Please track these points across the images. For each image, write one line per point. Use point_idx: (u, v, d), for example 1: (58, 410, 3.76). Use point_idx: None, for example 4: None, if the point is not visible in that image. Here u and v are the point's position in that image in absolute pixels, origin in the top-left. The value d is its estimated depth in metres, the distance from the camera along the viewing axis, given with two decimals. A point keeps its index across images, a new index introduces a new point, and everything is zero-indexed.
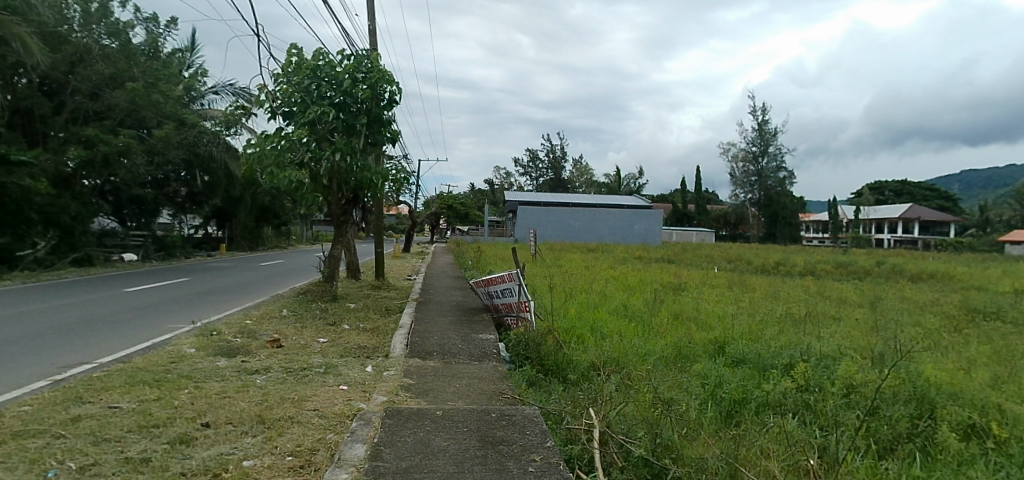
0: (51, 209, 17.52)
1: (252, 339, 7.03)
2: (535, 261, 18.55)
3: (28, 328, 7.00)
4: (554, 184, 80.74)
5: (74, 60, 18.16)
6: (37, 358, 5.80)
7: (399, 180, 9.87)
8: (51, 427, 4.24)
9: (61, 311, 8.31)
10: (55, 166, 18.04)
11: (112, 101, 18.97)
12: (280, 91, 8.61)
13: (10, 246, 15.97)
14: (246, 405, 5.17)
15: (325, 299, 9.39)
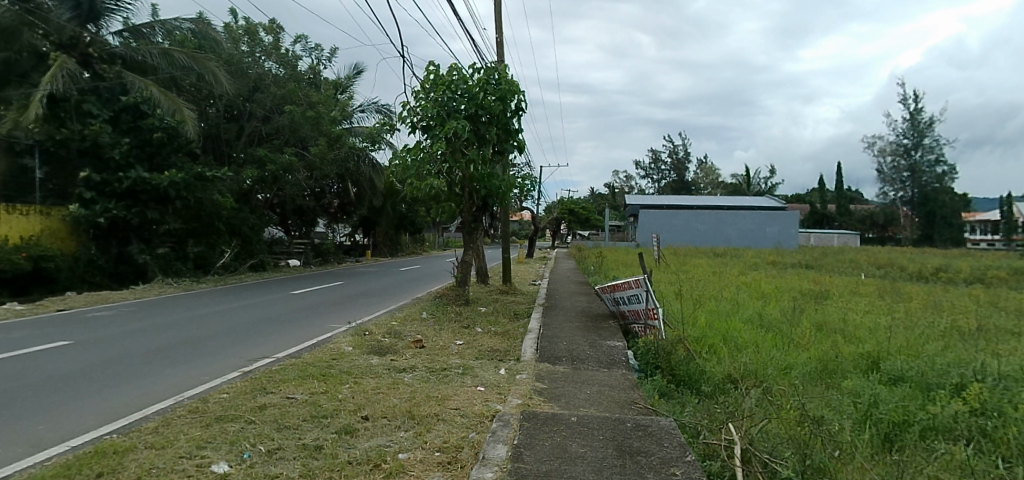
0: (236, 221, 20.00)
1: (398, 339, 7.52)
2: (660, 267, 18.01)
3: (219, 326, 8.04)
4: (678, 187, 77.98)
5: (251, 88, 20.69)
6: (230, 351, 6.65)
7: (524, 188, 10.09)
8: (244, 413, 4.82)
9: (243, 310, 9.50)
10: (238, 184, 20.28)
11: (280, 123, 21.50)
12: (420, 107, 9.15)
13: (203, 253, 18.49)
14: (398, 400, 5.53)
15: (459, 303, 9.80)
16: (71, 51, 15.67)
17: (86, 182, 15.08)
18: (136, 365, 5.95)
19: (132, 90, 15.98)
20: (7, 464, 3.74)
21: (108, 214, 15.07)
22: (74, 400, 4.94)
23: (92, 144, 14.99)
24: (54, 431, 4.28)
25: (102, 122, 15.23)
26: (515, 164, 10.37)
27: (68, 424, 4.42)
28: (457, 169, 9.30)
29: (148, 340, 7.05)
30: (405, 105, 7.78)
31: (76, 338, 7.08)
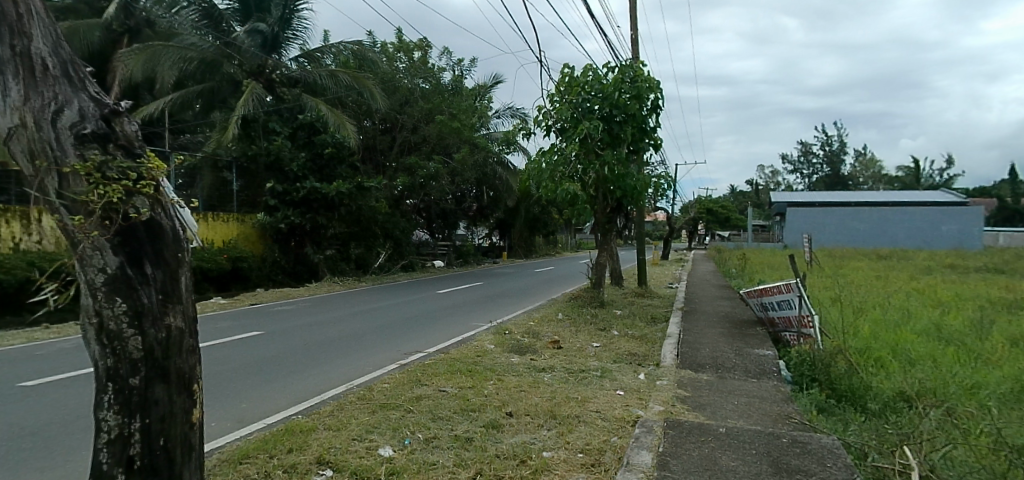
0: (390, 225, 21.32)
1: (536, 339, 7.67)
2: (810, 270, 16.43)
3: (377, 321, 8.79)
4: (832, 182, 70.76)
5: (403, 102, 22.10)
6: (388, 345, 7.22)
7: (659, 187, 9.83)
8: (403, 402, 5.19)
9: (396, 308, 10.27)
10: (390, 191, 22.09)
11: (426, 133, 22.46)
12: (555, 110, 9.25)
13: (362, 255, 20.10)
14: (540, 399, 5.62)
15: (593, 305, 9.74)
16: (258, 78, 18.14)
17: (272, 192, 17.30)
18: (313, 355, 6.68)
19: (307, 111, 17.93)
20: (220, 437, 4.38)
21: (287, 221, 17.23)
22: (267, 383, 5.67)
23: (275, 158, 17.10)
24: (253, 410, 4.93)
25: (282, 138, 17.45)
26: (650, 163, 10.13)
27: (263, 404, 5.07)
28: (591, 171, 9.28)
29: (320, 332, 7.91)
30: (541, 110, 7.94)
31: (265, 329, 8.12)
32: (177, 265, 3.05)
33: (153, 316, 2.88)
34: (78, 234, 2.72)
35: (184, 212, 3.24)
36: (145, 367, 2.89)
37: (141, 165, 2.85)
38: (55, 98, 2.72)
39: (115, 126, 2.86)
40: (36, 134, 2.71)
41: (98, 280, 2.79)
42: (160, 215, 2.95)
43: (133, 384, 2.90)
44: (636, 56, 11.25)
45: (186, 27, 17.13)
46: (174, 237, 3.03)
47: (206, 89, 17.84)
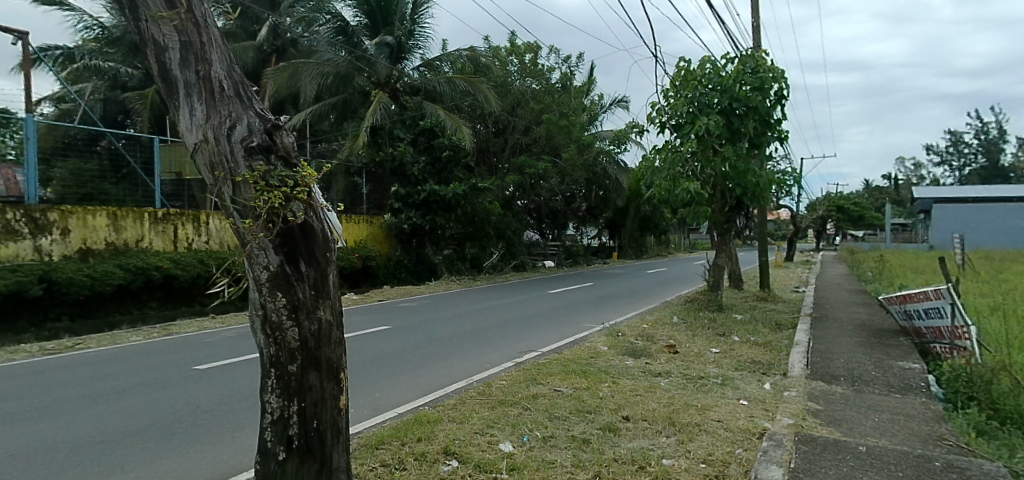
0: (501, 225, 21.76)
1: (651, 342, 7.50)
2: (973, 275, 14.50)
3: (491, 320, 9.02)
4: (989, 175, 62.26)
5: (514, 104, 22.44)
6: (503, 343, 7.37)
7: (782, 183, 9.38)
8: (521, 400, 5.28)
9: (509, 307, 10.48)
10: (501, 191, 22.64)
11: (538, 135, 22.63)
12: (670, 106, 9.02)
13: (476, 255, 20.80)
14: (657, 405, 5.46)
15: (711, 308, 9.36)
16: (384, 87, 18.76)
17: (396, 195, 18.48)
18: (434, 350, 6.99)
19: (427, 117, 18.74)
20: (359, 423, 4.72)
21: (410, 222, 18.33)
22: (394, 375, 6.01)
23: (399, 164, 18.10)
24: (385, 399, 5.26)
25: (405, 143, 18.29)
26: (773, 157, 9.61)
27: (393, 394, 5.39)
28: (709, 168, 8.98)
29: (440, 329, 8.27)
30: (656, 106, 7.75)
31: (391, 324, 8.64)
32: (326, 263, 3.31)
33: (307, 310, 3.16)
34: (247, 236, 3.02)
35: (330, 215, 3.51)
36: (301, 355, 3.17)
37: (296, 173, 3.11)
38: (228, 115, 3.05)
39: (276, 139, 3.14)
40: (213, 147, 3.04)
41: (263, 276, 3.09)
42: (312, 218, 3.22)
43: (291, 371, 3.20)
44: (759, 44, 10.67)
45: (323, 43, 18.07)
46: (324, 238, 3.30)
47: (340, 101, 19.30)
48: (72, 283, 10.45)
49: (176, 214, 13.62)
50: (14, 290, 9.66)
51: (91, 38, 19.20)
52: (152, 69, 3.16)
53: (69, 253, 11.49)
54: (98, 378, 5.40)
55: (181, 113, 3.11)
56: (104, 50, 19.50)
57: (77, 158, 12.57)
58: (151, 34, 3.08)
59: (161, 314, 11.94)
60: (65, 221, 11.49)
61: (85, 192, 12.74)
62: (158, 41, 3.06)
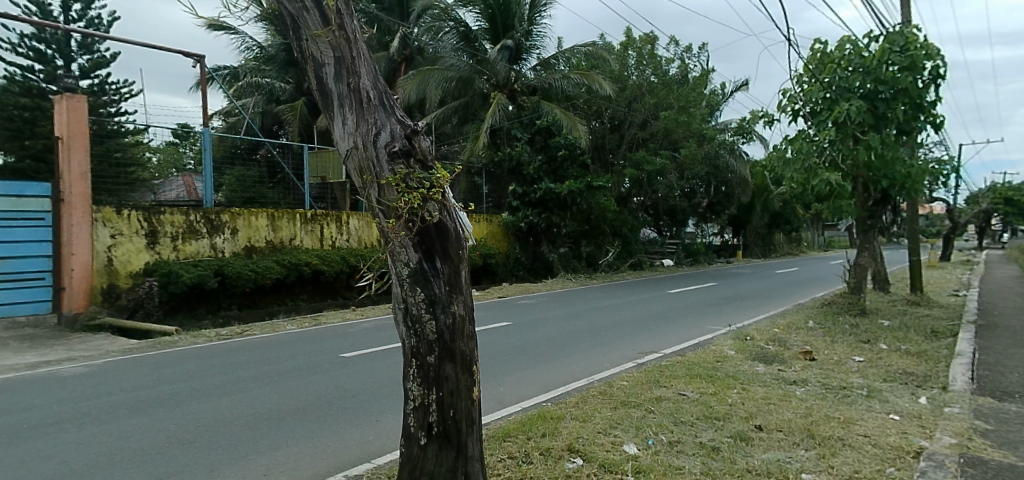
0: (618, 223, 21.31)
1: (784, 348, 7.01)
2: None
3: (611, 319, 8.93)
4: None
5: (631, 99, 21.87)
6: (623, 343, 7.24)
7: (939, 172, 8.47)
8: (644, 402, 5.14)
9: (630, 306, 10.31)
10: (618, 188, 22.24)
11: (655, 130, 21.87)
12: (803, 92, 8.54)
13: (592, 253, 20.58)
14: (792, 415, 5.05)
15: (852, 312, 8.59)
16: (503, 89, 19.56)
17: (515, 193, 19.06)
18: (554, 348, 7.03)
19: (544, 116, 18.96)
20: (487, 414, 4.88)
21: (527, 220, 18.85)
22: (518, 370, 6.14)
23: (517, 163, 18.62)
24: (510, 393, 5.38)
25: (524, 143, 18.78)
26: (927, 144, 8.71)
27: (517, 389, 5.51)
28: (850, 158, 8.31)
29: (561, 326, 8.34)
30: (788, 92, 7.28)
31: (512, 320, 8.87)
32: (458, 260, 3.42)
33: (442, 304, 3.28)
34: (390, 234, 3.21)
35: (462, 215, 3.62)
36: (438, 347, 3.30)
37: (432, 175, 3.24)
38: (374, 123, 3.24)
39: (415, 143, 3.28)
40: (361, 154, 3.25)
41: (404, 272, 3.26)
42: (446, 217, 3.34)
43: (430, 362, 3.34)
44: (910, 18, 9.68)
45: (448, 51, 19.31)
46: (457, 237, 3.41)
47: (461, 105, 19.82)
48: (241, 276, 11.82)
49: (323, 215, 14.93)
50: (196, 282, 11.11)
51: (253, 58, 21.38)
52: (311, 83, 3.44)
53: (238, 250, 13.03)
54: (260, 361, 6.03)
55: (335, 123, 3.35)
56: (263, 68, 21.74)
57: (241, 167, 13.48)
58: (310, 51, 3.35)
59: (310, 305, 13.37)
60: (234, 222, 13.02)
61: (247, 195, 13.76)
62: (316, 58, 3.33)
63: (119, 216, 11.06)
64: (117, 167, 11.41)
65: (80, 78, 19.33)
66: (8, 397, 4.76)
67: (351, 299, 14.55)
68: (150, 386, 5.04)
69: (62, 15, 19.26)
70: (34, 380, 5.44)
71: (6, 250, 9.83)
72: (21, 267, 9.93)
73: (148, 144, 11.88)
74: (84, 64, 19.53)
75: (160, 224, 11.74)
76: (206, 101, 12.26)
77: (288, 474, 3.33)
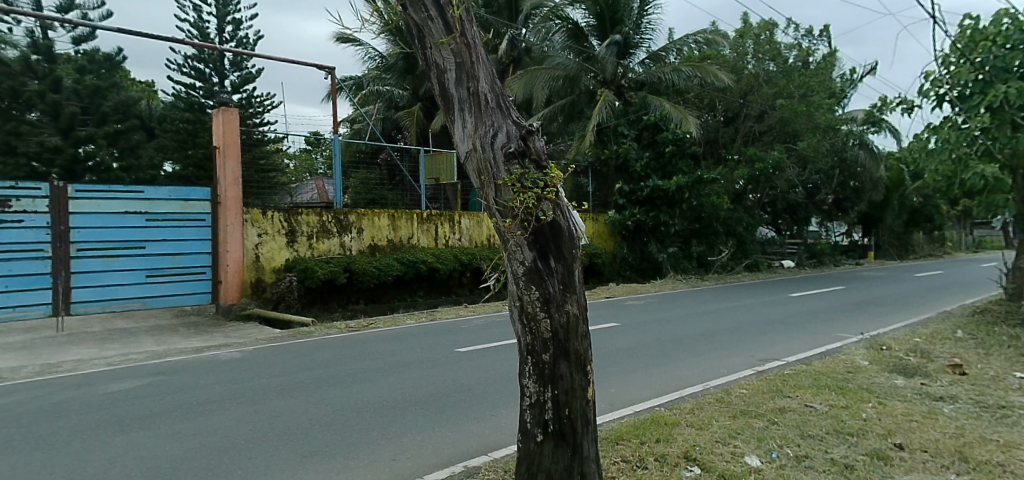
0: (731, 221, 20.32)
1: (927, 360, 6.33)
2: None
3: (728, 322, 8.55)
4: None
5: (746, 90, 20.71)
6: (741, 349, 6.90)
7: None
8: (766, 412, 4.85)
9: (748, 309, 9.81)
10: (732, 184, 21.16)
11: (773, 121, 20.55)
12: (951, 75, 7.60)
13: (704, 253, 19.78)
14: (939, 435, 4.49)
15: (1012, 322, 7.59)
16: (610, 85, 19.37)
17: (620, 192, 18.67)
18: (666, 351, 6.84)
19: (652, 112, 18.63)
20: (601, 414, 4.85)
21: (633, 219, 18.51)
22: (630, 372, 6.05)
23: (623, 161, 18.28)
24: (621, 395, 5.32)
25: (630, 140, 18.44)
26: None
27: (628, 391, 5.42)
28: (1010, 147, 7.39)
29: (675, 328, 8.10)
30: (932, 76, 6.60)
31: (620, 321, 8.76)
32: (572, 259, 3.37)
33: (556, 302, 3.24)
34: (507, 234, 3.23)
35: (576, 214, 3.55)
36: (553, 346, 3.28)
37: (546, 175, 3.20)
38: (492, 126, 3.26)
39: (529, 144, 3.26)
40: (481, 156, 3.29)
41: (520, 270, 3.26)
42: (560, 216, 3.30)
43: (545, 360, 3.33)
44: None
45: (557, 50, 19.55)
46: (570, 236, 3.35)
47: (567, 103, 19.93)
48: (367, 272, 12.64)
49: (437, 215, 15.60)
50: (328, 278, 12.04)
51: (374, 67, 22.66)
52: (434, 89, 3.52)
53: (363, 248, 13.93)
54: (382, 353, 6.41)
55: (456, 126, 3.41)
56: (383, 77, 23.01)
57: (365, 170, 14.19)
58: (434, 59, 3.42)
59: (427, 301, 14.03)
60: (360, 222, 13.92)
61: (370, 197, 14.55)
62: (438, 65, 3.41)
63: (265, 217, 12.22)
64: (262, 172, 12.61)
65: (231, 93, 21.67)
66: (179, 376, 5.48)
67: (463, 295, 15.10)
68: (291, 372, 5.52)
69: (217, 37, 21.81)
70: (198, 361, 6.21)
71: (176, 248, 11.23)
72: (187, 262, 11.37)
73: (286, 151, 12.76)
74: (234, 80, 21.90)
75: (298, 224, 12.81)
76: (336, 109, 13.09)
77: (413, 460, 3.50)
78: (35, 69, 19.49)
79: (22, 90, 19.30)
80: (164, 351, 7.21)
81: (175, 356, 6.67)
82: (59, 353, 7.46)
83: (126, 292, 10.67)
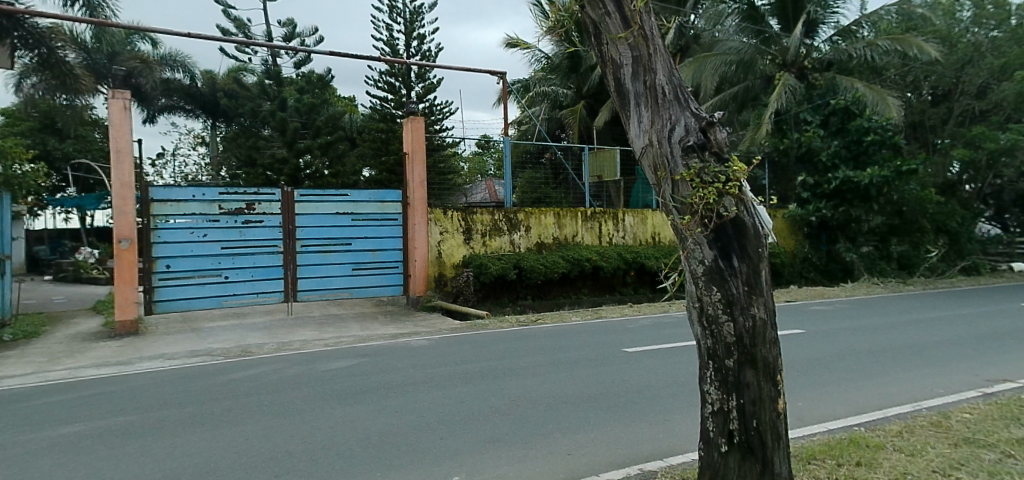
0: (942, 216, 17.45)
1: None
2: None
3: (945, 334, 7.35)
4: None
5: (963, 62, 17.62)
6: (961, 367, 5.88)
7: None
8: (999, 443, 4.02)
9: (973, 321, 8.30)
10: (942, 173, 18.10)
11: (999, 97, 16.89)
12: None
13: (907, 253, 17.26)
14: None
15: None
16: (791, 67, 18.19)
17: (803, 185, 17.02)
18: (867, 364, 6.09)
19: (842, 93, 16.91)
20: (793, 429, 4.45)
21: (819, 214, 16.72)
22: (822, 385, 5.50)
23: (807, 150, 16.56)
24: (810, 411, 4.84)
25: (816, 127, 16.69)
26: None
27: (820, 407, 4.92)
28: None
29: (877, 339, 7.17)
30: None
31: (807, 328, 7.99)
32: (760, 258, 2.85)
33: (741, 305, 2.78)
34: (685, 231, 2.84)
35: (764, 209, 3.01)
36: (737, 351, 2.83)
37: (728, 168, 2.72)
38: (670, 119, 2.88)
39: (711, 136, 2.80)
40: (658, 151, 2.92)
41: (699, 270, 2.87)
42: (744, 212, 2.80)
43: (728, 366, 2.90)
44: None
45: (731, 33, 18.68)
46: (757, 233, 2.83)
47: (741, 90, 19.11)
48: (535, 269, 13.08)
49: (600, 213, 15.67)
50: (500, 274, 12.75)
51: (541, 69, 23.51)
52: (609, 87, 3.22)
53: (531, 246, 14.48)
54: (553, 349, 6.54)
55: (631, 123, 3.08)
56: (548, 77, 23.04)
57: (531, 170, 14.54)
58: (610, 55, 3.11)
59: (592, 299, 14.20)
60: (528, 221, 14.51)
61: (536, 195, 14.79)
62: (615, 60, 3.08)
63: (445, 216, 13.32)
64: (442, 175, 13.38)
65: (416, 103, 23.82)
66: (383, 358, 6.14)
67: (628, 295, 14.93)
68: (471, 362, 5.88)
69: (405, 51, 24.01)
70: (396, 346, 6.91)
71: (375, 244, 12.55)
72: (385, 257, 12.65)
73: (462, 154, 13.51)
74: (419, 91, 24.03)
75: (473, 223, 13.74)
76: (506, 113, 13.56)
77: (588, 458, 3.49)
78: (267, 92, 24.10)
79: (258, 110, 24.49)
80: (367, 335, 8.16)
81: (376, 341, 7.51)
82: (286, 333, 8.81)
83: (336, 282, 12.15)
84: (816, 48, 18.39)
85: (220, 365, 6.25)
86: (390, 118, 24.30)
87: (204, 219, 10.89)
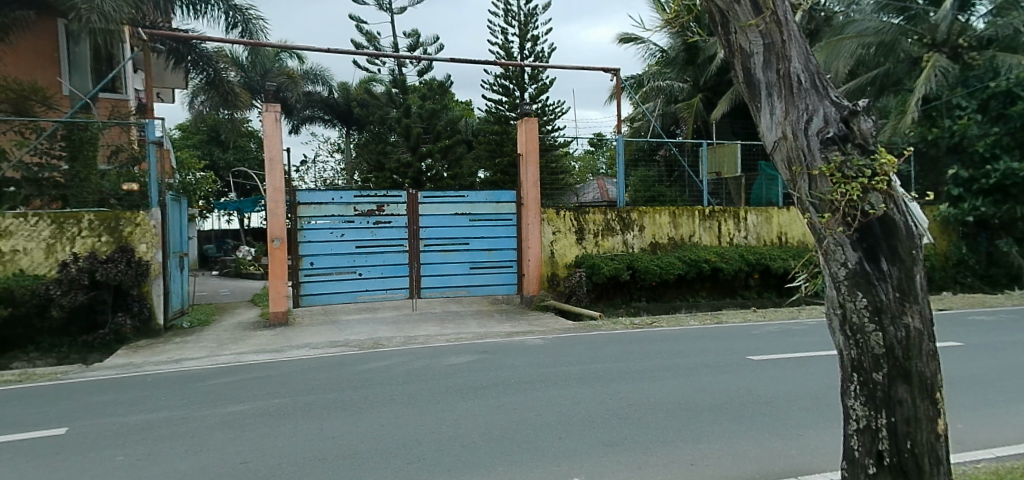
0: None
1: None
2: None
3: None
4: None
5: None
6: None
7: None
8: None
9: None
10: None
11: None
12: None
13: None
14: None
15: None
16: (942, 47, 16.22)
17: (955, 179, 15.15)
18: None
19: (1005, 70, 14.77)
20: (953, 452, 3.96)
21: (978, 213, 14.69)
22: (988, 405, 4.84)
23: (960, 140, 14.78)
24: (974, 434, 4.27)
25: (971, 113, 14.81)
26: None
27: (988, 431, 4.33)
28: None
29: None
30: None
31: (968, 340, 7.06)
32: (914, 261, 2.51)
33: (892, 313, 2.48)
34: (824, 231, 2.56)
35: (918, 206, 2.65)
36: (887, 363, 2.53)
37: (875, 160, 2.42)
38: (806, 109, 2.60)
39: (854, 126, 2.51)
40: (791, 143, 2.65)
41: (840, 273, 2.59)
42: (894, 210, 2.47)
43: (877, 379, 2.60)
44: None
45: (868, 13, 17.10)
46: (910, 233, 2.49)
47: (880, 75, 17.39)
48: (649, 271, 12.76)
49: (720, 212, 14.92)
50: (613, 275, 12.58)
51: (655, 64, 22.90)
52: (737, 77, 2.99)
53: (644, 246, 14.11)
54: (674, 353, 6.32)
55: (761, 115, 2.83)
56: (663, 71, 22.40)
57: (644, 168, 14.29)
58: (738, 44, 2.89)
59: (711, 302, 13.60)
60: (642, 220, 14.13)
61: (651, 194, 14.41)
62: (743, 49, 2.85)
63: (558, 216, 13.29)
64: (553, 175, 13.43)
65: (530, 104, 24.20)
66: (502, 355, 6.29)
67: (751, 298, 14.13)
68: (588, 362, 5.86)
69: (519, 53, 24.45)
70: (514, 344, 7.04)
71: (490, 244, 12.89)
72: (500, 257, 12.97)
73: (574, 154, 13.56)
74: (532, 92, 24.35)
75: (585, 223, 13.62)
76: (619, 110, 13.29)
77: (712, 469, 3.32)
78: (394, 100, 25.37)
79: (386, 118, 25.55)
80: (486, 332, 8.43)
81: (494, 338, 7.70)
82: (413, 328, 9.31)
83: (455, 280, 12.66)
84: (971, 24, 16.30)
85: (355, 355, 6.76)
86: (503, 119, 24.85)
87: (340, 220, 11.77)
